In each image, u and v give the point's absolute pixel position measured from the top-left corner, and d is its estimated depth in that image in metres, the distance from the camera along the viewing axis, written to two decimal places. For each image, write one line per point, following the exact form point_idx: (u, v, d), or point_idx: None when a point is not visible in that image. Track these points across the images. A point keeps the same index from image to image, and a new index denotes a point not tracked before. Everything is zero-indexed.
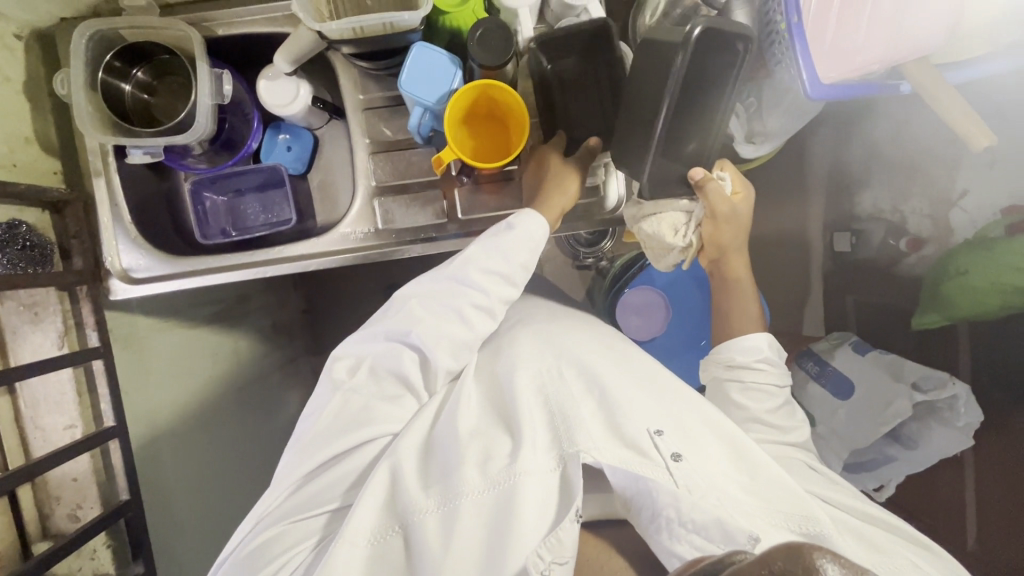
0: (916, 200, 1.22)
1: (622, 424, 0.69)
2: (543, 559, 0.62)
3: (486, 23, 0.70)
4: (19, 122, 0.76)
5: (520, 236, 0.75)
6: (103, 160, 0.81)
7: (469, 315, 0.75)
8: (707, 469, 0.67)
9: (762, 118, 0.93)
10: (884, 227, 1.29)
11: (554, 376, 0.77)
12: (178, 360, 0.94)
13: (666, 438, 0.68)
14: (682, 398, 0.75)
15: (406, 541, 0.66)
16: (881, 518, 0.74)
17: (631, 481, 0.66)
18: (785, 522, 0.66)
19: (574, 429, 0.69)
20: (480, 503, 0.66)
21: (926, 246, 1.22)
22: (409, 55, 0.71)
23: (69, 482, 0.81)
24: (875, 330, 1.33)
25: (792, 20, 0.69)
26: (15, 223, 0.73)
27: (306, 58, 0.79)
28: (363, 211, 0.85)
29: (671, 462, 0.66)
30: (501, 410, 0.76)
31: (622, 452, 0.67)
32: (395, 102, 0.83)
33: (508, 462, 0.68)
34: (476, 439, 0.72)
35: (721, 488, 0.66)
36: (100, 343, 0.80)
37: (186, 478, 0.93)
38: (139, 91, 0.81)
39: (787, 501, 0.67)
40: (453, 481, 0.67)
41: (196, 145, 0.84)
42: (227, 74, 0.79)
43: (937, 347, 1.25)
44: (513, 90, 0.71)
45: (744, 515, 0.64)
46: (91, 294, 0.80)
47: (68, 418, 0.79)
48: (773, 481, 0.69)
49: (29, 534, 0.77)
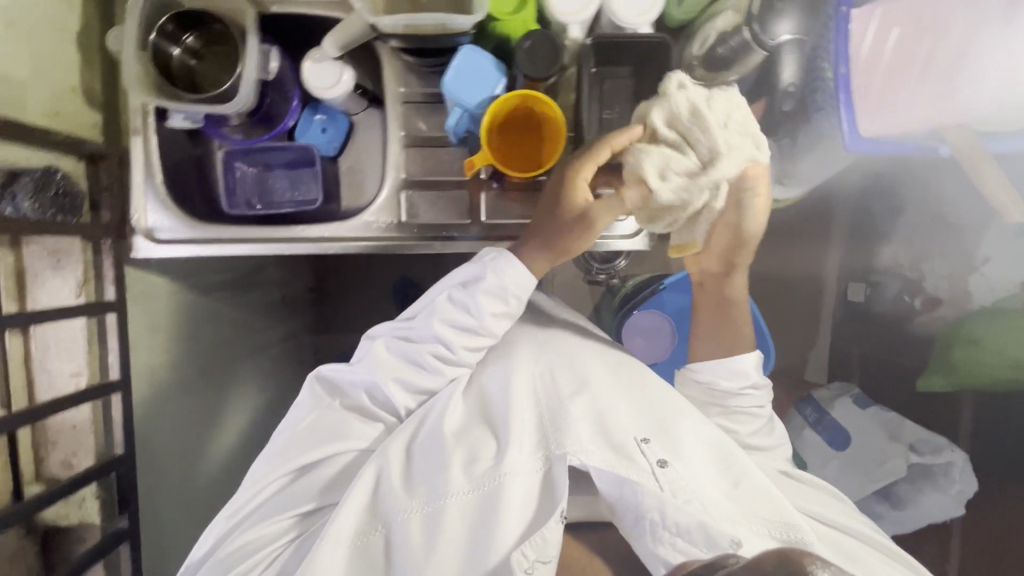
0: (937, 262, 1.23)
1: (611, 429, 0.70)
2: (527, 558, 0.64)
3: (537, 35, 0.68)
4: (67, 71, 0.77)
5: (486, 281, 0.72)
6: (144, 118, 0.82)
7: (429, 364, 0.75)
8: (695, 476, 0.68)
9: (795, 160, 0.91)
10: (900, 282, 1.28)
11: (547, 384, 0.76)
12: (185, 322, 0.95)
13: (652, 444, 0.70)
14: (669, 405, 0.75)
15: (386, 543, 0.68)
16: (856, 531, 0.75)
17: (616, 484, 0.67)
18: (768, 528, 0.66)
19: (563, 429, 0.70)
20: (464, 504, 0.67)
21: (940, 307, 1.22)
22: (456, 56, 0.70)
23: (68, 428, 0.81)
24: (878, 384, 1.32)
25: (840, 72, 0.70)
26: (51, 169, 0.75)
27: (353, 44, 0.80)
28: (388, 202, 0.85)
29: (658, 469, 0.67)
30: (485, 405, 0.76)
31: (609, 455, 0.68)
32: (434, 99, 0.84)
33: (493, 465, 0.69)
34: (458, 437, 0.72)
35: (705, 492, 0.67)
36: (115, 297, 0.81)
37: (175, 442, 0.93)
38: (187, 56, 0.81)
39: (771, 508, 0.68)
40: (434, 485, 0.69)
41: (234, 116, 0.87)
42: (275, 50, 0.79)
43: (939, 410, 1.25)
44: (553, 105, 0.70)
45: (723, 518, 0.65)
46: (113, 249, 0.81)
47: (74, 366, 0.80)
48: (756, 485, 0.70)
49: (23, 476, 0.79)
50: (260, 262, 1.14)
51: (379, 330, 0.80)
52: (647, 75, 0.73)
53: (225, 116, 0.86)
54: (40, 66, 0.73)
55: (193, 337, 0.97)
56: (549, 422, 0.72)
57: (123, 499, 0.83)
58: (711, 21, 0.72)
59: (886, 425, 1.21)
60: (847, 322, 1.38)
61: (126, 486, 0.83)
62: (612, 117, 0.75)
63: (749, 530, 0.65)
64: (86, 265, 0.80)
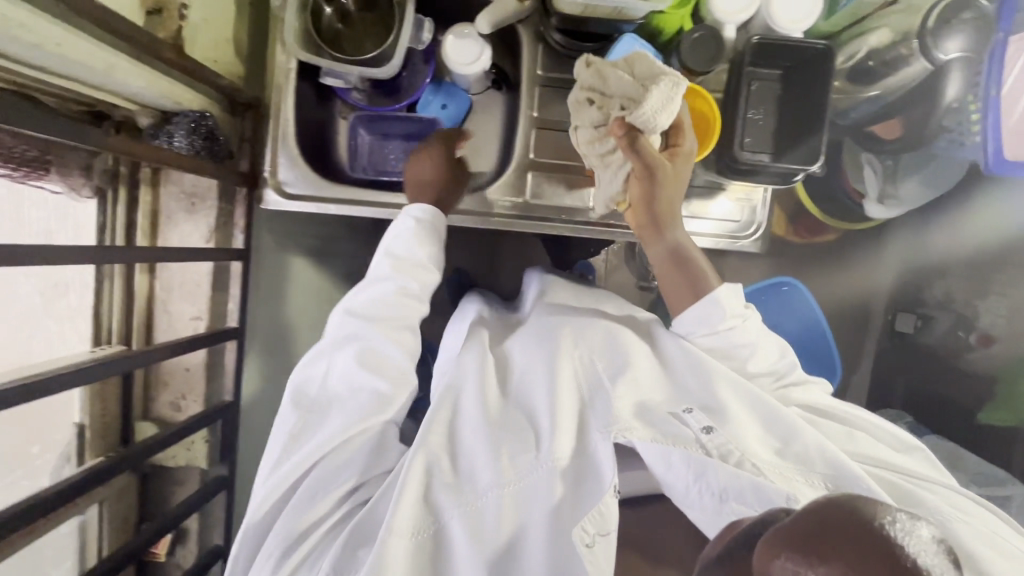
0: (997, 299, 1.13)
1: (648, 406, 0.62)
2: (588, 532, 0.55)
3: (702, 30, 0.70)
4: (224, 20, 0.79)
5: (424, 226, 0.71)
6: (286, 73, 0.82)
7: (381, 329, 0.67)
8: (744, 439, 0.59)
9: (897, 182, 0.95)
10: (953, 318, 1.18)
11: (586, 362, 0.67)
12: (276, 280, 0.95)
13: (696, 413, 0.61)
14: (700, 365, 0.65)
15: (443, 532, 0.57)
16: (919, 474, 0.64)
17: (660, 459, 0.59)
18: (816, 478, 0.58)
19: (608, 410, 0.62)
20: (517, 494, 0.58)
21: (996, 344, 1.12)
22: (617, 43, 0.72)
23: (182, 371, 0.84)
24: (922, 416, 1.25)
25: (991, 92, 0.69)
26: (205, 114, 0.75)
27: (506, 22, 0.82)
28: (514, 181, 0.86)
29: (704, 435, 0.59)
30: (510, 382, 0.69)
31: (655, 433, 0.59)
32: (562, 85, 0.86)
33: (541, 450, 0.59)
34: (503, 428, 0.62)
35: (756, 453, 0.58)
36: (244, 246, 0.83)
37: (261, 399, 0.94)
38: (336, 18, 0.83)
39: (825, 461, 0.59)
40: (485, 475, 0.58)
41: (359, 84, 0.87)
42: (428, 22, 0.81)
43: (993, 442, 1.14)
44: (708, 97, 0.72)
45: (778, 476, 0.56)
46: (247, 197, 0.82)
47: (196, 309, 0.83)
48: (801, 437, 0.61)
49: (134, 412, 0.82)
50: None
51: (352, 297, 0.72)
52: (802, 79, 0.74)
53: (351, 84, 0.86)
54: (207, 12, 0.75)
55: (286, 296, 0.97)
56: (590, 399, 0.64)
57: (226, 449, 0.84)
58: (864, 36, 0.73)
59: (946, 454, 1.13)
60: (890, 351, 1.33)
61: (232, 433, 0.83)
62: (766, 117, 0.75)
63: (805, 486, 0.57)
64: (219, 210, 0.82)
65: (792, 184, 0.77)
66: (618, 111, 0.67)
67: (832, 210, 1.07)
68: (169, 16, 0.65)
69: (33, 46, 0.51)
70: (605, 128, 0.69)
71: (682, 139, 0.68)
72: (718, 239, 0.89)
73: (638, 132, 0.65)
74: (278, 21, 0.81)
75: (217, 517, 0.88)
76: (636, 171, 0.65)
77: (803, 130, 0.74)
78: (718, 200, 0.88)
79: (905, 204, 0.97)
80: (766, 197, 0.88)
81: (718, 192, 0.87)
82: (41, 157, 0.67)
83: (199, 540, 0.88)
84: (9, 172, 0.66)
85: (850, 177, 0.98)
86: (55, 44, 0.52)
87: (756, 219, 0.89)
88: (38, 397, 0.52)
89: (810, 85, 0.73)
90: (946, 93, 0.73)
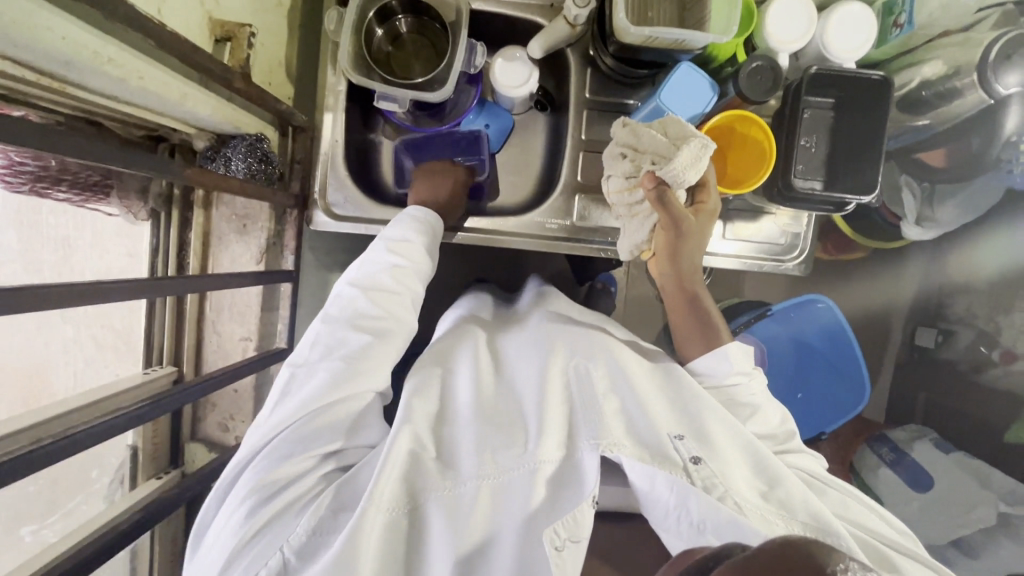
0: (1020, 315, 1.08)
1: (642, 427, 0.59)
2: (559, 535, 0.52)
3: (760, 60, 0.71)
4: (279, 44, 0.80)
5: (421, 220, 0.73)
6: (336, 95, 0.82)
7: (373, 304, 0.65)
8: (731, 474, 0.56)
9: (935, 205, 0.89)
10: (974, 333, 1.15)
11: (579, 370, 0.66)
12: (310, 298, 0.95)
13: (687, 442, 0.58)
14: (694, 397, 0.64)
15: (422, 521, 0.55)
16: (915, 553, 0.58)
17: (645, 480, 0.56)
18: (796, 526, 0.53)
19: (597, 419, 0.59)
20: (495, 488, 0.56)
21: (1019, 362, 1.08)
22: (675, 72, 0.72)
23: (230, 393, 0.86)
24: (945, 432, 1.20)
25: None
26: (259, 137, 0.76)
27: (557, 46, 0.83)
28: (560, 205, 0.87)
29: (691, 465, 0.55)
30: (506, 392, 0.67)
31: (643, 450, 0.56)
32: (609, 108, 0.86)
33: (530, 447, 0.57)
34: (491, 426, 0.60)
35: (740, 492, 0.54)
36: (293, 268, 0.83)
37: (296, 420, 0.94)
38: (387, 41, 0.83)
39: (806, 508, 0.54)
40: (469, 466, 0.56)
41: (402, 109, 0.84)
42: (481, 46, 0.81)
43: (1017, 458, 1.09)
44: (765, 127, 0.72)
45: (759, 518, 0.52)
46: (297, 219, 0.83)
47: (246, 331, 0.85)
48: (788, 483, 0.56)
49: (184, 433, 0.84)
50: None
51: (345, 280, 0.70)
52: (854, 108, 0.74)
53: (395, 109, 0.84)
54: (266, 37, 0.76)
55: None
56: (579, 403, 0.62)
57: None
58: (917, 66, 0.75)
59: (971, 471, 1.09)
60: (910, 366, 1.29)
61: None
62: (816, 146, 0.75)
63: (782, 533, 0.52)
64: (269, 231, 0.83)
65: (843, 213, 0.77)
66: (648, 164, 0.69)
67: (866, 230, 1.07)
68: (237, 43, 0.66)
69: (119, 81, 0.52)
70: (635, 180, 0.71)
71: (707, 197, 0.71)
72: (762, 263, 0.89)
73: (666, 188, 0.68)
74: (331, 44, 0.81)
75: None
76: (663, 224, 0.69)
77: (856, 159, 0.75)
78: (761, 223, 0.88)
79: (942, 227, 0.92)
80: (811, 222, 0.88)
81: (763, 216, 0.88)
82: (103, 183, 0.69)
83: None
84: (71, 196, 0.69)
85: (888, 201, 0.92)
86: (138, 77, 0.53)
87: (799, 243, 0.89)
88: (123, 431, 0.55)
89: (860, 114, 0.74)
90: (1004, 125, 0.74)
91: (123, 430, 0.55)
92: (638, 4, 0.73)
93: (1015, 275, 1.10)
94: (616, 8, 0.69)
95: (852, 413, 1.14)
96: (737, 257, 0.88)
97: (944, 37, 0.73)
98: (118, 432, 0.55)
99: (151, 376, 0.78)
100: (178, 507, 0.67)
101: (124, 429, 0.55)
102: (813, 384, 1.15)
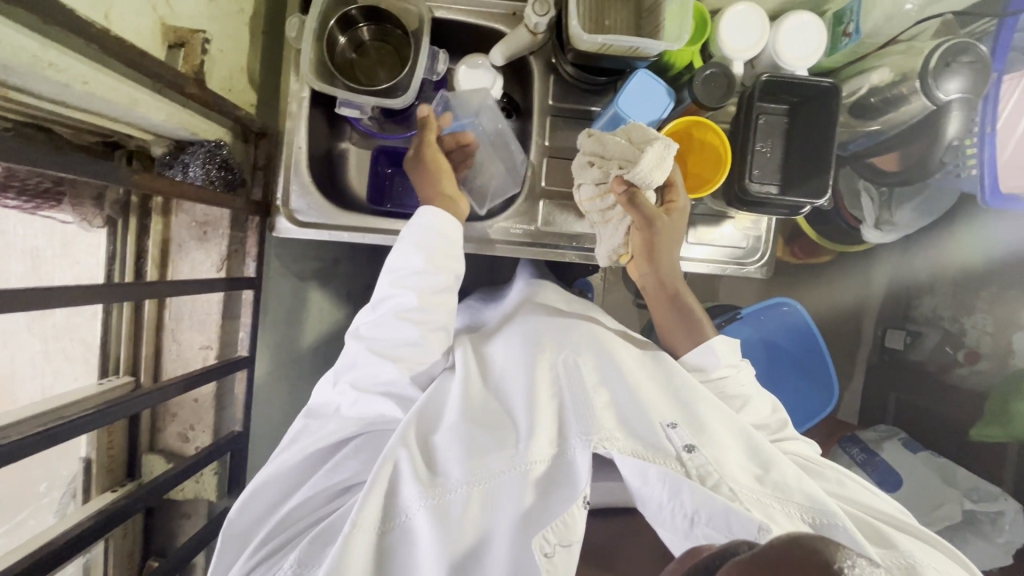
0: (982, 316, 1.11)
1: (635, 423, 0.61)
2: (549, 541, 0.53)
3: (713, 66, 0.73)
4: (240, 51, 0.79)
5: (422, 236, 0.72)
6: (299, 101, 0.82)
7: (397, 323, 0.70)
8: (726, 461, 0.58)
9: (894, 208, 0.94)
10: (940, 335, 1.17)
11: (568, 369, 0.68)
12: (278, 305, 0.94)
13: (680, 430, 0.60)
14: (688, 389, 0.66)
15: (412, 532, 0.57)
16: (914, 525, 0.62)
17: (639, 475, 0.57)
18: (793, 508, 0.55)
19: (588, 414, 0.62)
20: (486, 493, 0.57)
21: (982, 361, 1.10)
22: (631, 78, 0.73)
23: (190, 402, 0.84)
24: (914, 431, 1.21)
25: (986, 129, 0.71)
26: (220, 144, 0.75)
27: (519, 54, 0.84)
28: (526, 210, 0.87)
29: (685, 454, 0.57)
30: (500, 394, 0.69)
31: (637, 445, 0.58)
32: (573, 115, 0.87)
33: (519, 452, 0.59)
34: (482, 430, 0.63)
35: (736, 477, 0.56)
36: (255, 274, 0.83)
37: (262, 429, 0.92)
38: (350, 49, 0.84)
39: (802, 490, 0.56)
40: (458, 473, 0.59)
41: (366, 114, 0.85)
42: (442, 53, 0.82)
43: (981, 456, 1.11)
44: (718, 131, 0.74)
45: (755, 503, 0.54)
46: (259, 226, 0.82)
47: (206, 339, 0.84)
48: (784, 466, 0.59)
49: (141, 445, 0.83)
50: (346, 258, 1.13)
51: (362, 321, 0.75)
52: (806, 114, 0.76)
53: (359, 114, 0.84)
54: (225, 44, 0.75)
55: (295, 326, 0.97)
56: (570, 400, 0.64)
57: (234, 479, 0.84)
58: (866, 74, 0.77)
59: (938, 469, 1.11)
60: (881, 367, 1.31)
61: (239, 465, 0.83)
62: (773, 150, 0.77)
63: (780, 516, 0.54)
64: (231, 238, 0.82)
65: (798, 216, 0.79)
66: (616, 170, 0.70)
67: (826, 233, 1.10)
68: (190, 49, 0.66)
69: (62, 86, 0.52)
70: (606, 186, 0.73)
71: (676, 195, 0.73)
72: (728, 265, 0.90)
73: (637, 190, 0.69)
74: (294, 51, 0.81)
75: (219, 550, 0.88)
76: (638, 225, 0.70)
77: (811, 162, 0.76)
78: (723, 227, 0.89)
79: (900, 231, 0.97)
80: (771, 225, 0.90)
81: (726, 218, 0.89)
82: (54, 189, 0.69)
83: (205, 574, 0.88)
84: (20, 203, 0.68)
85: (849, 206, 0.98)
86: (83, 82, 0.53)
87: (761, 245, 0.90)
88: (68, 439, 0.54)
89: (813, 118, 0.76)
90: (946, 131, 0.75)
91: (69, 438, 0.54)
92: (595, 13, 0.74)
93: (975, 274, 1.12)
94: (571, 16, 0.70)
95: (820, 414, 1.15)
96: (705, 260, 0.90)
97: (893, 44, 0.75)
98: (62, 441, 0.54)
99: (107, 385, 0.76)
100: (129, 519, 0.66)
101: (69, 437, 0.54)
102: (783, 386, 1.17)
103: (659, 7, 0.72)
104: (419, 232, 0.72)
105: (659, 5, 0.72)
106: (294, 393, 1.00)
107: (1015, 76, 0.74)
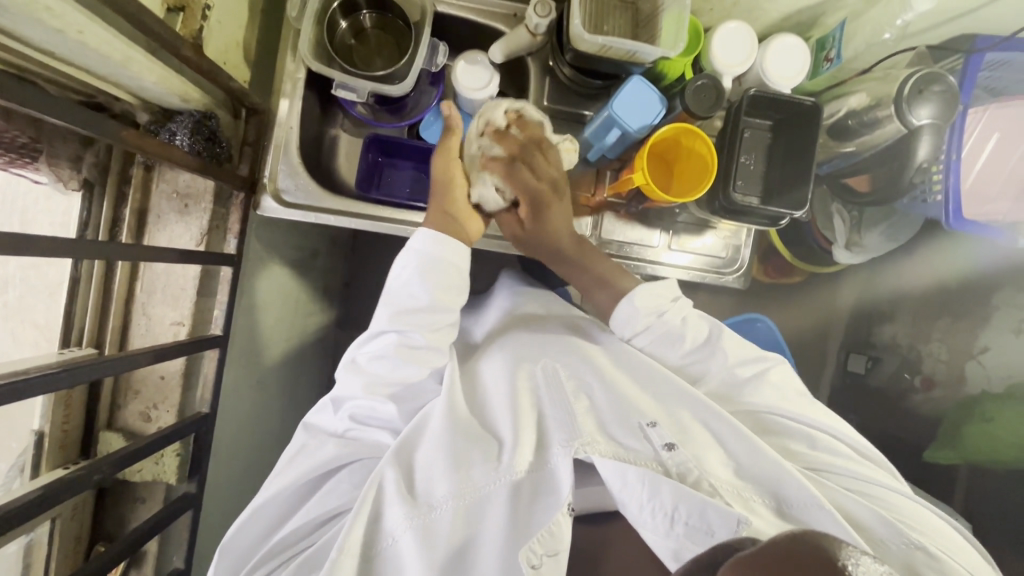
0: (938, 344, 1.15)
1: (611, 426, 0.61)
2: (535, 552, 0.53)
3: (705, 77, 0.75)
4: (239, 25, 0.79)
5: (432, 263, 0.68)
6: (295, 80, 0.81)
7: (399, 359, 0.67)
8: (707, 459, 0.60)
9: (863, 231, 0.99)
10: (899, 360, 1.20)
11: (549, 377, 0.68)
12: (267, 288, 0.91)
13: (659, 429, 0.61)
14: (667, 381, 0.67)
15: (400, 552, 0.57)
16: (888, 488, 0.63)
17: (617, 477, 0.57)
18: (764, 496, 0.59)
19: (570, 420, 0.62)
20: (472, 507, 0.57)
21: (937, 388, 1.14)
22: (627, 82, 0.75)
23: (156, 379, 0.81)
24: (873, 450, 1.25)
25: (951, 156, 0.77)
26: (210, 114, 0.74)
27: (517, 54, 0.85)
28: None
29: (665, 452, 0.58)
30: (482, 406, 0.68)
31: (616, 447, 0.59)
32: (566, 117, 0.89)
33: (503, 466, 0.59)
34: (467, 439, 0.62)
35: (715, 474, 0.58)
36: (236, 251, 0.80)
37: (231, 414, 0.88)
38: (350, 35, 0.84)
39: (780, 478, 0.58)
40: (444, 488, 0.58)
41: (360, 103, 0.86)
42: (443, 46, 0.82)
43: (935, 476, 1.15)
44: (706, 138, 0.76)
45: (735, 498, 0.57)
46: (244, 203, 0.80)
47: (178, 315, 0.80)
48: (766, 459, 0.60)
49: (98, 422, 0.79)
50: (332, 247, 1.10)
51: (357, 350, 0.71)
52: (789, 131, 0.80)
53: (354, 100, 0.84)
54: (225, 16, 0.75)
55: (277, 309, 0.95)
56: (550, 406, 0.65)
57: (196, 463, 0.81)
58: (845, 98, 0.82)
59: None
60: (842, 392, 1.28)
61: (204, 448, 0.80)
62: (756, 163, 0.80)
63: (757, 507, 0.57)
64: (213, 213, 0.79)
65: (778, 227, 0.81)
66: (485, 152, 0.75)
67: (799, 253, 1.13)
68: (190, 14, 0.66)
69: (56, 32, 0.51)
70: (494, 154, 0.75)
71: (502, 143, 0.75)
72: (708, 275, 0.92)
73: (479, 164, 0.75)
74: (294, 31, 0.81)
75: (175, 539, 0.83)
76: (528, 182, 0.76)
77: (789, 176, 0.79)
78: (705, 237, 0.92)
79: (870, 253, 1.01)
80: (750, 237, 0.93)
81: (707, 227, 0.92)
82: (30, 145, 0.66)
83: (154, 563, 0.84)
84: None
85: (820, 224, 1.01)
86: (77, 30, 0.52)
87: (740, 256, 0.93)
88: (23, 397, 0.51)
89: (793, 134, 0.80)
90: (916, 155, 0.76)
91: (21, 397, 0.51)
92: (593, 16, 0.77)
93: (940, 302, 1.16)
94: (572, 16, 0.73)
95: None
96: (685, 268, 0.92)
97: (869, 72, 0.81)
98: (17, 399, 0.51)
99: (68, 354, 0.72)
100: (83, 492, 0.63)
101: (27, 395, 0.52)
102: None
103: (656, 17, 0.77)
104: (429, 259, 0.68)
105: (657, 16, 0.76)
106: (269, 380, 0.96)
107: (978, 109, 0.80)
